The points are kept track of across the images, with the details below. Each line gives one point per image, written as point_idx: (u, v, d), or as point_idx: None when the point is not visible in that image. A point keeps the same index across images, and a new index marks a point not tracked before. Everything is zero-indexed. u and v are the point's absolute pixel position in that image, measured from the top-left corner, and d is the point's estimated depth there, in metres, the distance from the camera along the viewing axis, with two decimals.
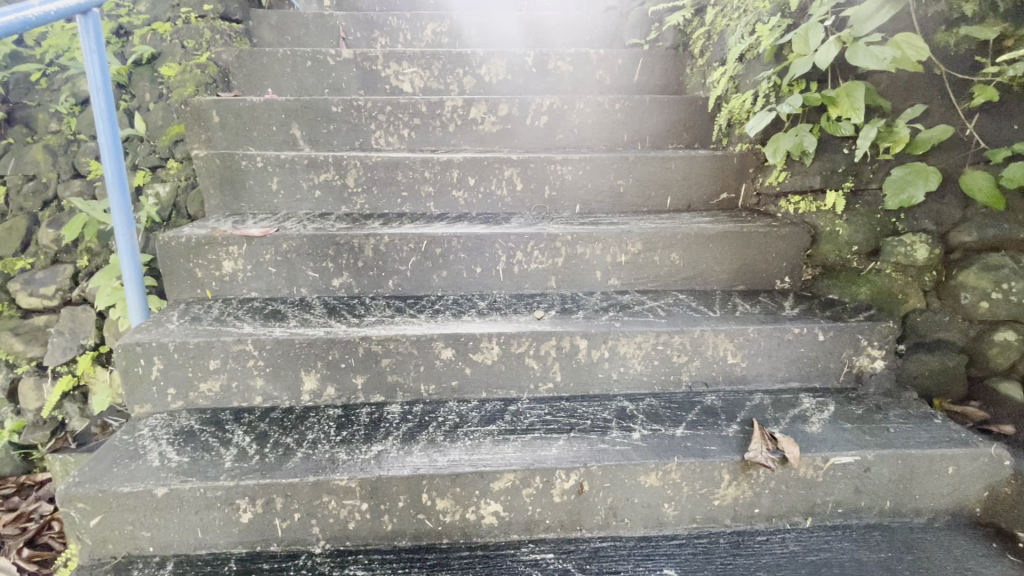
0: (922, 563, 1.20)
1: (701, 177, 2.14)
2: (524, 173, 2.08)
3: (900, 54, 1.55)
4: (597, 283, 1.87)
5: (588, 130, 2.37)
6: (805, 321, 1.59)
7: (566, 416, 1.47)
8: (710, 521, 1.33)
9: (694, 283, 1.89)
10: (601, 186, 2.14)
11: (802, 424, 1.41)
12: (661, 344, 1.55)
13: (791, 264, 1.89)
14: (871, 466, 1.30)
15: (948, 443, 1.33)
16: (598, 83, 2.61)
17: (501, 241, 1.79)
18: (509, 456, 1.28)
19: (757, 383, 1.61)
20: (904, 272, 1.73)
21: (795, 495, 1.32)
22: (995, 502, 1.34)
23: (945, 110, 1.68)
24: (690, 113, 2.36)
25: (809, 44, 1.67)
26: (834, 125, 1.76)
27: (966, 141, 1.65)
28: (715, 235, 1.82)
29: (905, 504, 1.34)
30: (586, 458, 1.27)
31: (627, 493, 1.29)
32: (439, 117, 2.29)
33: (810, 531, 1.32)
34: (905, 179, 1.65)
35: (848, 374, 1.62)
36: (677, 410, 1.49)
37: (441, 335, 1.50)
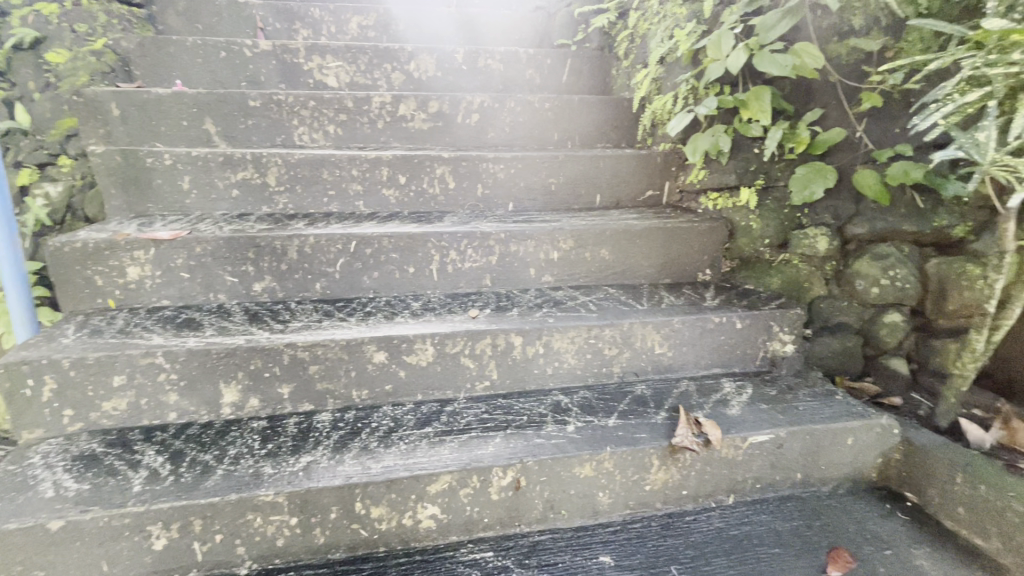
0: (829, 528, 1.32)
1: (628, 175, 2.22)
2: (456, 172, 2.07)
3: (800, 62, 1.70)
4: (531, 280, 1.89)
5: (520, 128, 2.39)
6: (724, 310, 1.70)
7: (502, 413, 1.47)
8: (643, 506, 1.38)
9: (624, 277, 1.95)
10: (534, 184, 2.16)
11: (723, 407, 1.50)
12: (593, 338, 1.59)
13: (711, 256, 2.00)
14: (784, 442, 1.41)
15: (848, 417, 1.46)
16: (528, 82, 2.64)
17: (434, 241, 1.76)
18: (445, 458, 1.27)
19: (682, 370, 1.69)
20: (808, 262, 1.90)
21: (719, 475, 1.39)
22: (888, 467, 1.50)
23: (839, 114, 1.85)
24: (618, 113, 2.44)
25: (722, 50, 1.78)
26: (745, 127, 1.89)
27: (856, 143, 1.83)
28: (641, 230, 1.90)
29: (814, 475, 1.46)
30: (522, 454, 1.28)
31: (563, 486, 1.31)
32: (367, 114, 2.22)
33: (732, 508, 1.40)
34: (807, 176, 1.81)
35: (763, 358, 1.74)
36: (609, 401, 1.54)
37: (372, 338, 1.46)
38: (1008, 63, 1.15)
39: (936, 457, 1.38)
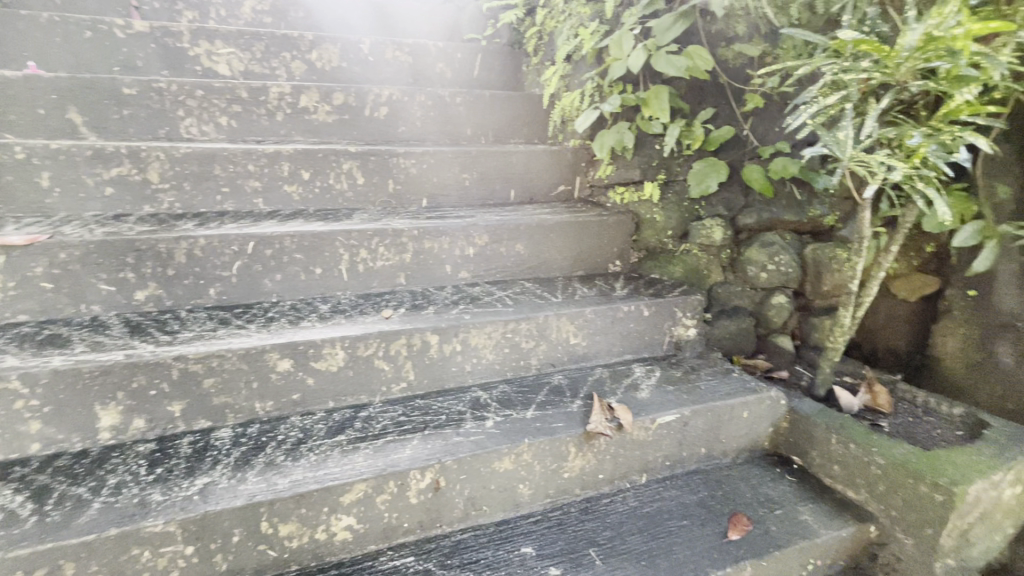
0: (729, 496, 1.43)
1: (540, 170, 2.25)
2: (364, 167, 1.99)
3: (693, 64, 1.83)
4: (448, 277, 1.87)
5: (432, 123, 2.35)
6: (633, 300, 1.78)
7: (420, 414, 1.44)
8: (562, 494, 1.41)
9: (540, 271, 1.99)
10: (447, 180, 2.13)
11: (634, 391, 1.57)
12: (510, 332, 1.60)
13: (620, 248, 2.08)
14: (689, 420, 1.50)
15: (743, 393, 1.59)
16: (439, 76, 2.60)
17: (342, 240, 1.68)
18: (359, 466, 1.22)
19: (596, 359, 1.75)
20: (707, 250, 2.04)
21: (632, 457, 1.46)
22: (778, 436, 1.65)
23: (728, 114, 2.04)
24: (529, 108, 2.47)
25: (623, 49, 1.86)
26: (647, 124, 1.99)
27: (743, 140, 2.02)
28: (554, 224, 1.94)
29: (716, 449, 1.57)
30: (440, 454, 1.26)
31: (483, 482, 1.31)
32: (264, 105, 2.07)
33: (645, 486, 1.47)
34: (703, 171, 1.95)
35: (669, 342, 1.85)
36: (528, 393, 1.56)
37: (276, 345, 1.37)
38: (859, 70, 1.30)
39: (816, 422, 1.55)
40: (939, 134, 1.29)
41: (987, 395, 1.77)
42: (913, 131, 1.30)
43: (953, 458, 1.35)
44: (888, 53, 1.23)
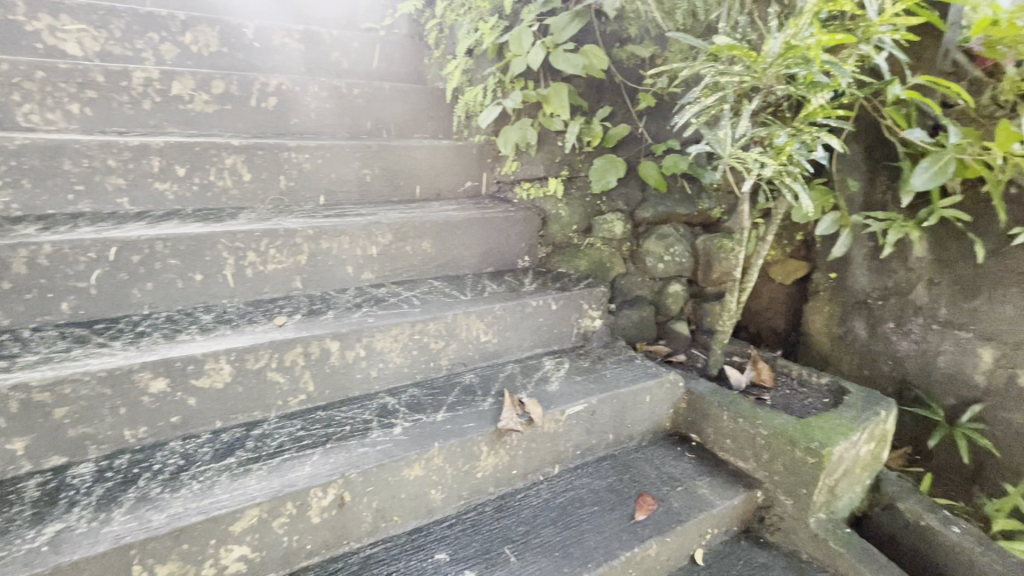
0: (635, 478, 1.49)
1: (444, 166, 2.21)
2: (251, 162, 1.82)
3: (589, 62, 1.90)
4: (349, 279, 1.77)
5: (328, 115, 2.21)
6: (541, 294, 1.80)
7: (321, 427, 1.35)
8: (476, 494, 1.39)
9: (448, 269, 1.95)
10: (346, 176, 2.02)
11: (544, 384, 1.59)
12: (417, 333, 1.55)
13: (527, 244, 2.10)
14: (596, 409, 1.54)
15: (645, 378, 1.67)
16: (334, 65, 2.45)
17: (225, 241, 1.52)
18: (252, 490, 1.11)
19: (507, 355, 1.76)
20: (609, 243, 2.12)
21: (544, 449, 1.47)
22: (678, 417, 1.75)
23: (624, 113, 2.14)
24: (432, 102, 2.41)
25: (522, 45, 1.89)
26: (548, 120, 2.03)
27: (639, 138, 2.13)
28: (460, 221, 1.91)
29: (623, 434, 1.63)
30: (343, 468, 1.19)
31: (392, 491, 1.25)
32: (126, 92, 1.82)
33: (558, 477, 1.50)
34: (603, 167, 2.02)
35: (577, 334, 1.90)
36: (438, 395, 1.52)
37: (146, 363, 1.21)
38: (732, 74, 1.40)
39: (710, 400, 1.67)
40: (801, 134, 1.43)
41: (848, 364, 2.05)
42: (780, 131, 1.43)
43: (821, 424, 1.52)
44: (756, 59, 1.34)
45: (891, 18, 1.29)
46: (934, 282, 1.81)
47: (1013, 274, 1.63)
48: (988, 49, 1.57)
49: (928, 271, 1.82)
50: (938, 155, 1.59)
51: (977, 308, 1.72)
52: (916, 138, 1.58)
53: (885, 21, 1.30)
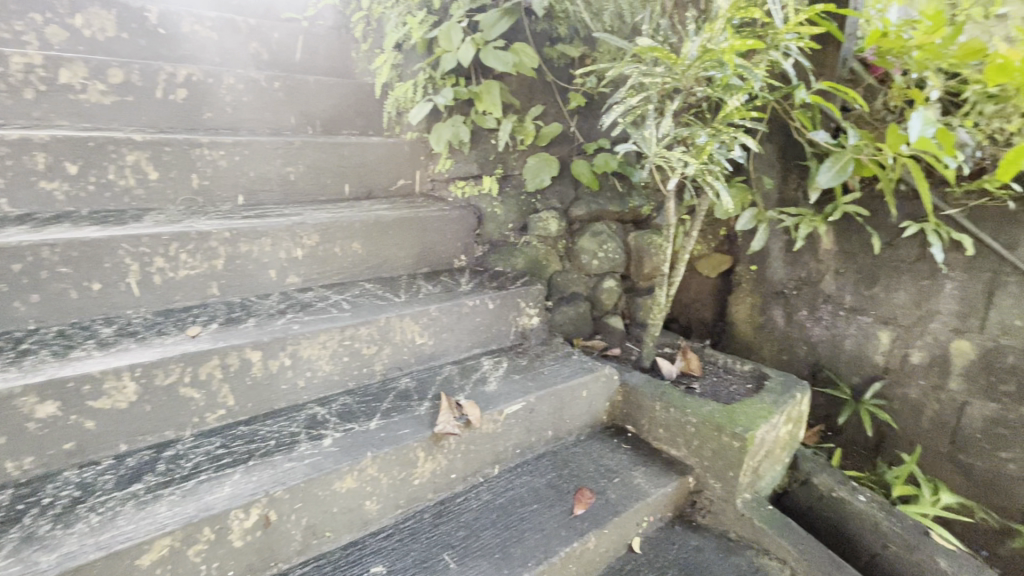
0: (574, 473, 1.51)
1: (375, 164, 2.14)
2: (157, 159, 1.66)
3: (520, 60, 1.91)
4: (273, 284, 1.67)
5: (247, 110, 2.07)
6: (477, 294, 1.79)
7: (242, 444, 1.26)
8: (414, 502, 1.35)
9: (381, 271, 1.89)
10: (267, 174, 1.90)
11: (482, 385, 1.57)
12: (348, 339, 1.48)
13: (463, 243, 2.08)
14: (535, 407, 1.55)
15: (581, 373, 1.70)
16: (253, 56, 2.30)
17: (127, 246, 1.39)
18: (162, 517, 1.01)
19: (445, 357, 1.72)
20: (545, 241, 2.13)
21: (483, 451, 1.45)
22: (615, 409, 1.80)
23: (556, 111, 2.16)
24: (360, 98, 2.33)
25: (452, 42, 1.87)
26: (481, 118, 2.02)
27: (571, 136, 2.16)
28: (392, 220, 1.85)
29: (562, 430, 1.65)
30: (268, 486, 1.11)
31: (323, 506, 1.19)
32: (3, 79, 1.61)
33: (498, 478, 1.49)
34: (537, 167, 2.07)
35: (515, 332, 1.90)
36: (372, 402, 1.47)
37: (31, 386, 1.07)
38: (655, 75, 1.44)
39: (643, 392, 1.72)
40: (720, 134, 1.49)
41: (768, 350, 2.19)
42: (701, 132, 1.49)
43: (745, 409, 1.60)
44: (675, 61, 1.38)
45: (795, 27, 1.38)
46: (840, 272, 1.96)
47: (904, 263, 1.82)
48: (880, 59, 1.74)
49: (835, 262, 1.97)
50: (840, 156, 1.72)
51: (876, 294, 1.89)
52: (820, 139, 1.71)
53: (791, 29, 1.38)
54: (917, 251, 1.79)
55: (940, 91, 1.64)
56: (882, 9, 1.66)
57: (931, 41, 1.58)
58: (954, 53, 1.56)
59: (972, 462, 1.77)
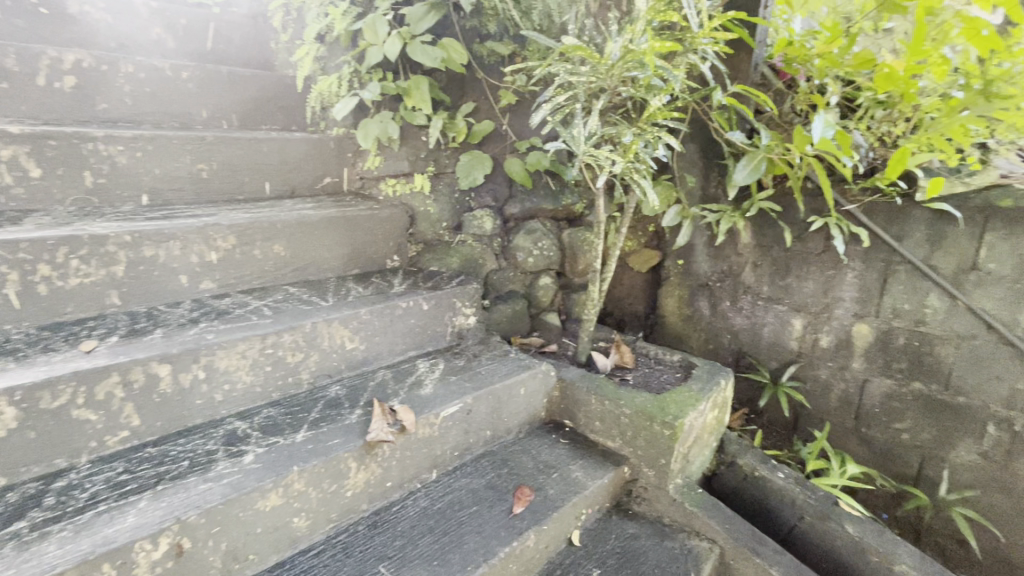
0: (513, 472, 1.51)
1: (298, 161, 2.03)
2: (39, 155, 1.47)
3: (449, 56, 1.88)
4: (184, 291, 1.53)
5: (148, 101, 1.88)
6: (411, 295, 1.74)
7: (149, 467, 1.14)
8: (347, 514, 1.29)
9: (307, 273, 1.80)
10: (175, 171, 1.75)
11: (417, 388, 1.53)
12: (270, 348, 1.39)
13: (396, 243, 2.03)
14: (472, 408, 1.53)
15: (519, 371, 1.70)
16: (157, 43, 2.10)
17: (2, 253, 1.22)
18: (50, 557, 0.89)
19: (378, 361, 1.67)
20: (479, 240, 2.12)
21: (420, 455, 1.42)
22: (553, 405, 1.81)
23: (488, 109, 2.15)
24: (280, 92, 2.21)
25: (378, 34, 1.81)
26: (410, 115, 1.97)
27: (504, 134, 2.15)
28: (318, 220, 1.77)
29: (501, 429, 1.64)
30: (180, 511, 1.01)
31: (245, 528, 1.10)
32: None
33: (436, 482, 1.46)
34: (470, 164, 2.05)
35: (452, 332, 1.87)
36: (298, 413, 1.39)
37: None
38: (581, 74, 1.46)
39: (579, 386, 1.75)
40: (645, 134, 1.54)
41: (695, 340, 2.30)
42: (627, 131, 1.53)
43: (674, 398, 1.67)
44: (600, 60, 1.41)
45: (710, 32, 1.44)
46: (757, 264, 2.09)
47: (812, 254, 1.96)
48: (787, 65, 1.86)
49: (752, 255, 2.10)
50: (753, 155, 1.83)
51: (789, 284, 2.03)
52: (736, 139, 1.80)
53: (706, 34, 1.44)
54: (822, 243, 1.94)
55: (839, 96, 1.78)
56: (787, 20, 1.79)
57: (830, 50, 1.70)
58: (849, 62, 1.69)
59: (873, 434, 1.94)
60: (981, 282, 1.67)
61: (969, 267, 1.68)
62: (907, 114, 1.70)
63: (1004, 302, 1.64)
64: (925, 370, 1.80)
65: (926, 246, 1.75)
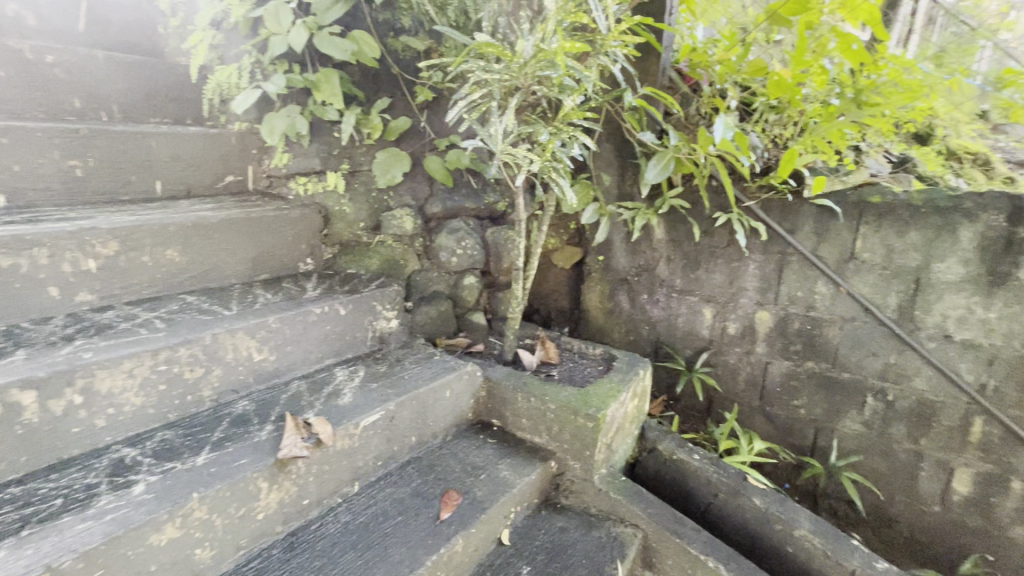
0: (440, 476, 1.48)
1: (194, 158, 1.86)
2: None
3: (360, 49, 1.80)
4: (55, 305, 1.35)
5: (3, 87, 1.62)
6: (325, 300, 1.65)
7: (11, 509, 0.98)
8: (259, 539, 1.20)
9: (208, 281, 1.65)
10: (41, 168, 1.52)
11: (335, 398, 1.46)
12: (162, 364, 1.26)
13: (308, 245, 1.93)
14: (395, 414, 1.48)
15: (443, 373, 1.67)
16: (14, 21, 1.83)
17: None
18: None
19: (291, 372, 1.57)
20: (400, 240, 2.06)
21: (339, 469, 1.35)
22: (481, 405, 1.80)
23: (405, 105, 2.09)
24: (171, 81, 2.01)
25: (281, 23, 1.70)
26: (320, 110, 1.87)
27: (422, 131, 2.10)
28: (218, 222, 1.63)
29: (427, 434, 1.60)
30: (50, 558, 0.87)
31: (136, 567, 0.98)
32: None
33: (359, 495, 1.39)
34: (387, 162, 1.97)
35: (373, 337, 1.80)
36: (199, 434, 1.26)
37: None
38: (495, 72, 1.45)
39: (505, 385, 1.75)
40: (560, 133, 1.57)
41: (617, 333, 2.38)
42: (542, 129, 1.54)
43: (597, 391, 1.72)
44: (512, 58, 1.41)
45: (618, 36, 1.50)
46: (670, 258, 2.21)
47: (719, 248, 2.10)
48: (692, 70, 1.97)
49: (666, 249, 2.21)
50: (663, 155, 1.91)
51: (699, 277, 2.16)
52: (647, 139, 1.88)
53: (614, 37, 1.50)
54: (727, 238, 2.07)
55: (737, 100, 1.92)
56: (691, 27, 1.94)
57: (729, 57, 1.84)
58: (745, 70, 1.82)
59: (775, 412, 2.11)
60: (859, 269, 1.86)
61: (849, 257, 1.87)
62: (795, 119, 1.87)
63: (877, 287, 1.84)
64: (816, 351, 1.98)
65: (813, 238, 1.92)
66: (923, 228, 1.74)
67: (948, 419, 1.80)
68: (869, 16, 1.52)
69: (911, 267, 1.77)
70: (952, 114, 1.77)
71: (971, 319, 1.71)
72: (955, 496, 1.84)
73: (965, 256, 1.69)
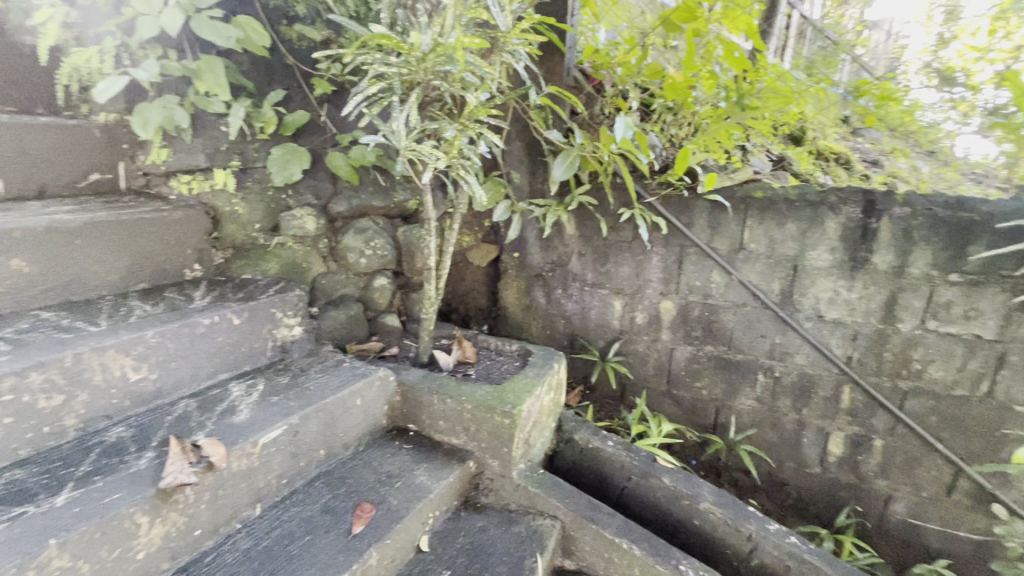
0: (353, 489, 1.41)
1: (47, 153, 1.62)
2: None
3: (246, 36, 1.66)
4: None
5: None
6: (215, 309, 1.51)
7: None
8: None
9: (69, 294, 1.45)
10: None
11: (229, 416, 1.34)
12: (7, 394, 1.08)
13: (195, 249, 1.75)
14: (298, 428, 1.38)
15: (353, 381, 1.59)
16: None
17: None
18: None
19: (177, 391, 1.41)
20: (302, 242, 1.94)
21: (237, 492, 1.24)
22: (395, 411, 1.74)
23: (303, 97, 1.96)
24: (13, 63, 1.73)
25: (150, 3, 1.51)
26: (203, 101, 1.69)
27: (323, 126, 1.98)
28: (79, 226, 1.43)
29: (337, 445, 1.52)
30: None
31: None
32: None
33: (261, 518, 1.29)
34: (284, 158, 1.83)
35: (273, 347, 1.68)
36: (60, 469, 1.10)
37: None
38: (393, 65, 1.41)
39: (420, 388, 1.70)
40: (467, 129, 1.55)
41: (534, 328, 2.42)
42: (447, 125, 1.51)
43: (513, 387, 1.73)
44: (409, 51, 1.37)
45: (519, 34, 1.50)
46: (581, 253, 2.27)
47: (625, 242, 2.19)
48: (596, 71, 2.05)
49: (577, 245, 2.27)
50: (569, 153, 1.96)
51: (608, 270, 2.25)
52: (554, 137, 1.91)
53: (515, 35, 1.50)
54: (631, 232, 2.17)
55: (637, 101, 2.03)
56: (593, 30, 2.04)
57: (629, 60, 1.94)
58: (642, 72, 1.93)
59: (680, 394, 2.26)
60: (747, 259, 2.03)
61: (738, 247, 2.03)
62: (689, 120, 2.00)
63: (762, 274, 2.02)
64: (714, 336, 2.14)
65: (708, 231, 2.06)
66: (798, 220, 1.93)
67: (823, 390, 2.02)
68: (747, 27, 1.67)
69: (790, 255, 1.96)
70: (819, 117, 2.00)
71: (838, 300, 1.93)
72: (831, 458, 2.07)
73: (832, 244, 1.90)
